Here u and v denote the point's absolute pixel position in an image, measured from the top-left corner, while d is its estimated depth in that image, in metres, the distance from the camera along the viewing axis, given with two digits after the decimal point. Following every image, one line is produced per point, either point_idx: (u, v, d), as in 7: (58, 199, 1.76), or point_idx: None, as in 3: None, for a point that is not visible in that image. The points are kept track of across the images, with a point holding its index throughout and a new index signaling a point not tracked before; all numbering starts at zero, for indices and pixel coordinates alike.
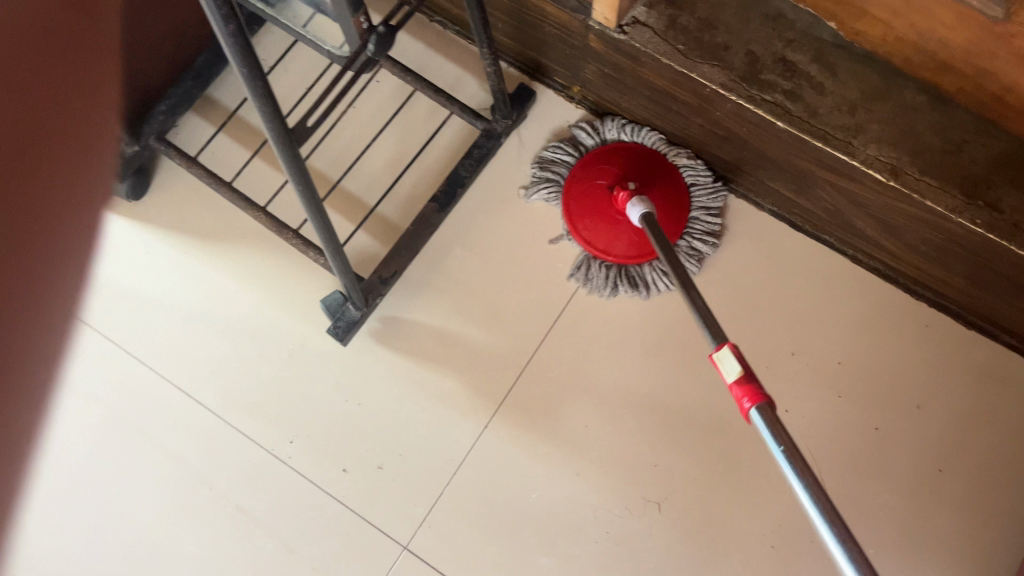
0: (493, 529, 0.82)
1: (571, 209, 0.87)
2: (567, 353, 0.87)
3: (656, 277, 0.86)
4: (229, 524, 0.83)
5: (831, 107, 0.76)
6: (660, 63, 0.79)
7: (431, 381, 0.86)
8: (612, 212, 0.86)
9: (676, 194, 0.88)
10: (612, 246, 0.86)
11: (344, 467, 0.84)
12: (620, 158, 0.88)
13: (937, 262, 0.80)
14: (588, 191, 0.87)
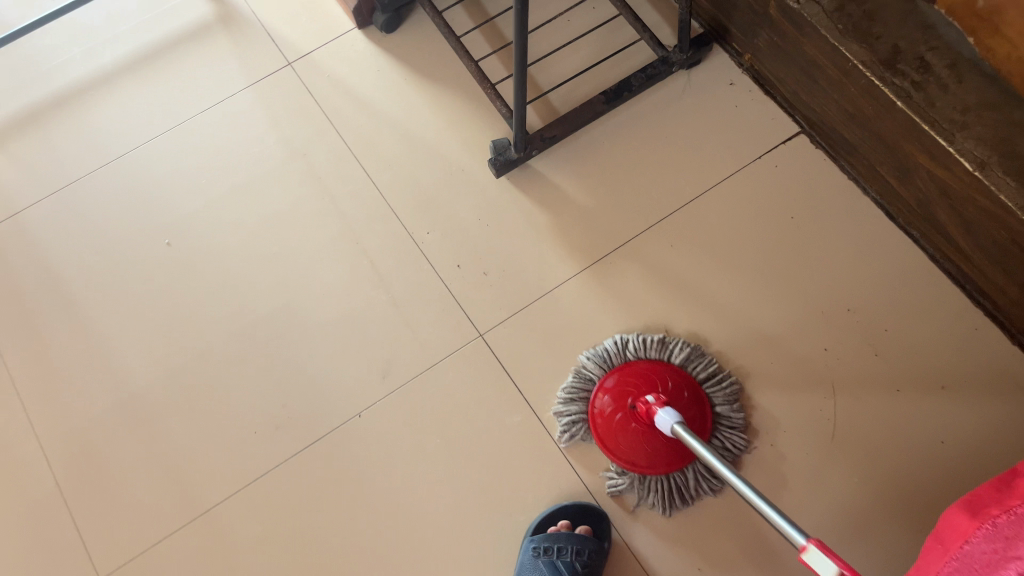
0: (551, 348, 0.99)
1: (603, 445, 0.92)
2: (661, 245, 1.03)
3: (695, 484, 0.90)
4: (361, 271, 1.05)
5: (948, 103, 0.89)
6: (820, 35, 0.96)
7: (547, 228, 1.05)
8: (645, 430, 0.90)
9: (691, 392, 0.94)
10: (634, 459, 0.90)
11: (459, 263, 1.04)
12: (635, 376, 0.94)
13: (1000, 267, 0.90)
14: (619, 418, 0.92)
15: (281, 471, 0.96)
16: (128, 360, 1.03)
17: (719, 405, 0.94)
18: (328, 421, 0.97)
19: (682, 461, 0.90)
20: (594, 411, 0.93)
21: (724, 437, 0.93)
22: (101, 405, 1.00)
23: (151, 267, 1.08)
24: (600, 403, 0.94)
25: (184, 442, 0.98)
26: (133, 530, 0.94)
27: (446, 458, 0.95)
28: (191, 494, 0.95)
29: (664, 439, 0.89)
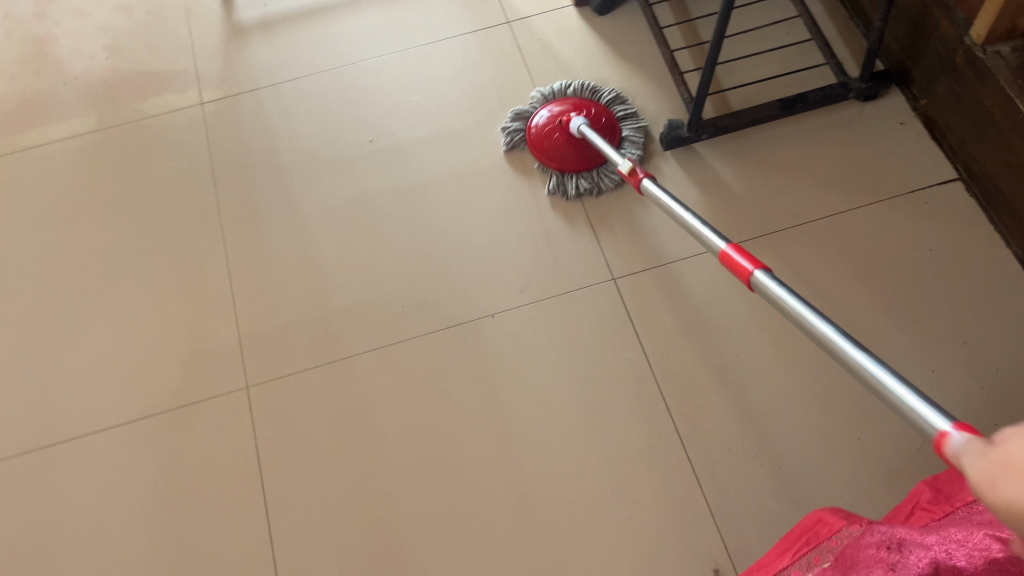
0: (674, 306, 1.09)
1: (545, 154, 1.20)
2: (798, 244, 1.12)
3: (597, 178, 1.18)
4: (524, 203, 1.19)
5: None
6: (998, 86, 1.02)
7: (696, 206, 1.16)
8: (591, 155, 1.18)
9: (608, 121, 1.20)
10: (556, 158, 1.19)
11: (611, 216, 1.16)
12: (580, 107, 1.21)
13: None
14: (548, 130, 1.20)
15: (414, 343, 1.09)
16: (314, 225, 1.20)
17: (627, 131, 1.20)
18: (464, 314, 1.11)
19: (593, 161, 1.18)
20: (531, 129, 1.22)
21: (630, 149, 1.19)
22: (283, 252, 1.18)
23: (350, 156, 1.25)
24: (552, 137, 1.20)
25: (341, 300, 1.13)
26: (283, 356, 1.09)
27: (557, 369, 1.06)
28: (337, 342, 1.10)
29: (580, 147, 1.18)
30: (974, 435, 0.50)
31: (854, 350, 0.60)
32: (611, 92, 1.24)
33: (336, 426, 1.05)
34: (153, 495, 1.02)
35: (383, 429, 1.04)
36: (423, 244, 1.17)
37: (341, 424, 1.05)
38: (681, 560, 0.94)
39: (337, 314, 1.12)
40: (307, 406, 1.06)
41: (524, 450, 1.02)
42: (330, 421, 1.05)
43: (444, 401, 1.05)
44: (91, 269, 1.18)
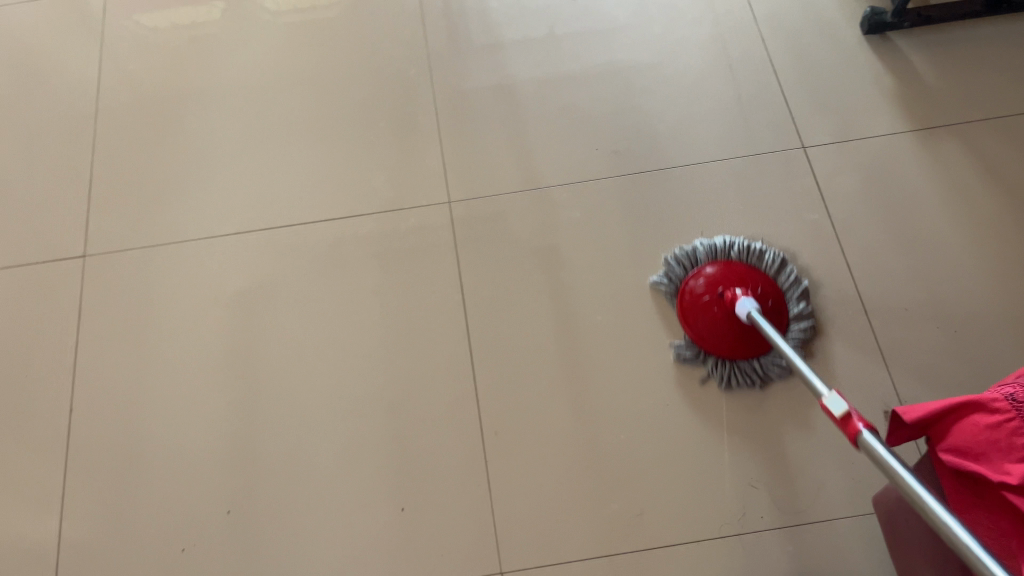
0: (860, 176, 1.14)
1: (687, 316, 1.04)
2: (987, 135, 1.15)
3: (766, 362, 1.01)
4: (719, 69, 1.24)
5: None
6: None
7: (887, 90, 1.20)
8: (710, 308, 1.03)
9: (770, 295, 1.05)
10: (715, 342, 1.02)
11: (803, 91, 1.21)
12: (731, 272, 1.05)
13: None
14: (705, 300, 1.03)
15: (610, 181, 1.16)
16: (516, 70, 1.26)
17: (795, 307, 1.04)
18: (658, 162, 1.17)
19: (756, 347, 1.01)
20: (684, 289, 1.05)
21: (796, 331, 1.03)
22: (486, 90, 1.24)
23: (551, 12, 1.31)
24: (700, 282, 1.05)
25: (541, 138, 1.20)
26: (485, 179, 1.17)
27: (746, 220, 1.12)
28: (536, 174, 1.17)
29: (739, 327, 1.01)
30: (874, 431, 0.64)
31: (802, 365, 0.80)
32: (756, 247, 1.07)
33: (535, 245, 1.12)
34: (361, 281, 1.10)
35: (580, 251, 1.11)
36: (619, 95, 1.23)
37: (539, 244, 1.12)
38: (858, 396, 1.00)
39: (537, 150, 1.19)
40: (507, 224, 1.13)
41: None
42: (529, 240, 1.12)
43: (638, 235, 1.12)
44: (303, 82, 1.26)
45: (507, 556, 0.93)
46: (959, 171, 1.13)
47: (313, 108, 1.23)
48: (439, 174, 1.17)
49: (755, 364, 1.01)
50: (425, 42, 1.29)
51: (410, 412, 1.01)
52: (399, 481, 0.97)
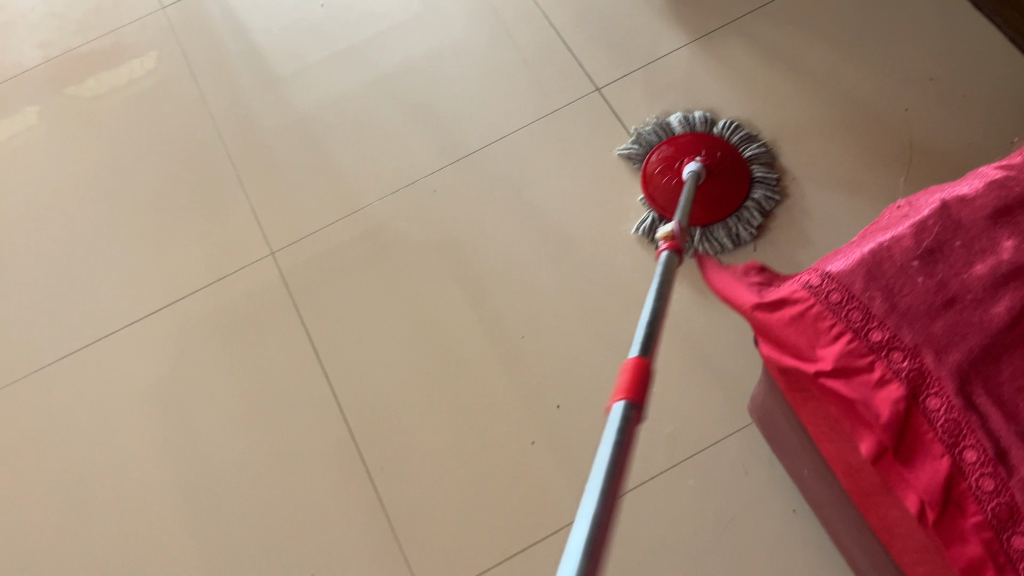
0: (659, 100, 1.15)
1: (663, 156, 1.06)
2: (764, 29, 1.17)
3: (722, 233, 1.04)
4: (497, 39, 1.24)
5: None
6: None
7: (663, 12, 1.21)
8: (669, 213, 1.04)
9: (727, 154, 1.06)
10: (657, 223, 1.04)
11: (576, 28, 1.22)
12: (689, 144, 1.06)
13: None
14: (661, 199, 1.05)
15: (421, 186, 1.15)
16: (307, 102, 1.25)
17: (435, 179, 1.15)
18: (464, 150, 1.16)
19: (732, 208, 1.04)
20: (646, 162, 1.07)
21: (722, 234, 1.04)
22: (284, 131, 1.23)
23: (323, 35, 1.30)
24: (663, 182, 1.05)
25: (350, 161, 1.19)
26: (306, 218, 1.16)
27: (560, 178, 1.12)
28: (354, 197, 1.16)
29: (699, 194, 1.04)
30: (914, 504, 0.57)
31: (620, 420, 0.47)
32: (733, 129, 1.09)
33: (376, 268, 1.11)
34: (223, 360, 1.10)
35: (419, 261, 1.11)
36: (412, 93, 1.22)
37: (380, 268, 1.11)
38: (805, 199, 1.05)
39: (348, 174, 1.18)
40: (342, 256, 1.13)
41: (549, 251, 1.08)
42: (369, 266, 1.12)
43: (469, 227, 1.12)
44: (104, 182, 1.25)
45: None
46: (747, 65, 1.15)
47: (126, 203, 1.22)
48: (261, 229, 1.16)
49: (611, 381, 1.00)
50: (214, 101, 1.28)
51: (292, 480, 1.02)
52: (303, 543, 0.99)
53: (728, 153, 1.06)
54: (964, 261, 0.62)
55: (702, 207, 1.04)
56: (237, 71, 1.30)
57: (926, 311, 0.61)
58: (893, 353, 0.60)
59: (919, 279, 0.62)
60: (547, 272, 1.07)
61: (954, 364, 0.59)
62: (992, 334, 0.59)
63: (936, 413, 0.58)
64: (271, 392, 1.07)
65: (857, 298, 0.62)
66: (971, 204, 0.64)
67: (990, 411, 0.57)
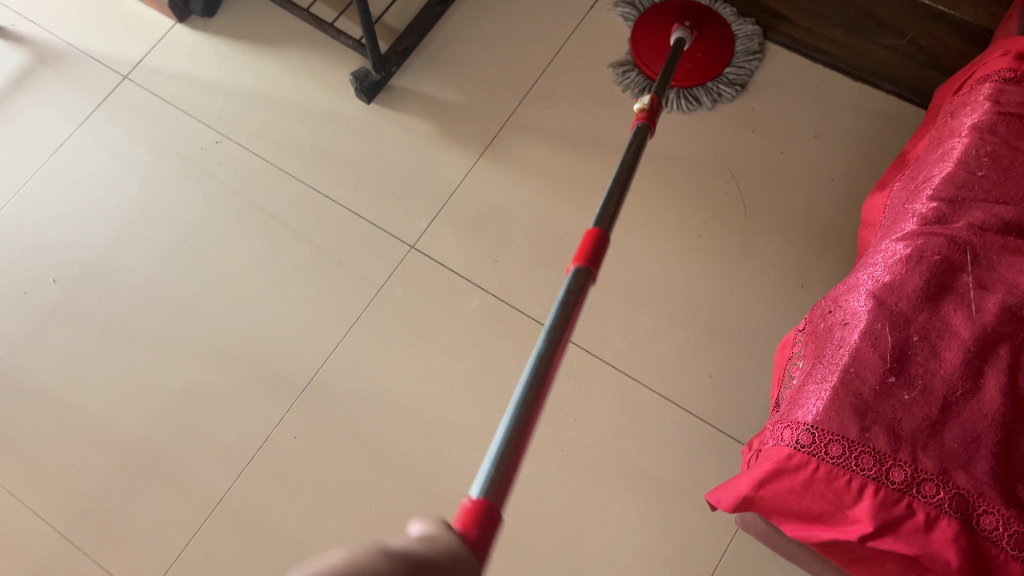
0: (479, 232, 1.06)
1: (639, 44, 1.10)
2: (540, 113, 1.11)
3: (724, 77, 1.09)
4: (278, 235, 1.09)
5: None
6: None
7: (433, 136, 1.11)
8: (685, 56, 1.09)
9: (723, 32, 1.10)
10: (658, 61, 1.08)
11: (355, 187, 1.10)
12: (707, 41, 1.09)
13: (838, 27, 1.03)
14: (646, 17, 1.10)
15: (278, 438, 0.98)
16: (90, 394, 1.03)
17: (290, 423, 0.99)
18: (305, 374, 1.01)
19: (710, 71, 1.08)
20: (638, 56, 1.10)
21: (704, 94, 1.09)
22: (80, 446, 1.00)
23: (71, 310, 1.08)
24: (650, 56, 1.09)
25: (177, 443, 0.99)
26: (160, 540, 0.95)
27: (424, 361, 1.00)
28: (205, 487, 0.97)
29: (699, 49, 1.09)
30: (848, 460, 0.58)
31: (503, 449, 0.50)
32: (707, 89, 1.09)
33: (269, 557, 0.93)
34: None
35: (315, 524, 0.94)
36: (213, 333, 1.05)
37: (275, 554, 0.93)
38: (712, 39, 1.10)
39: (184, 461, 0.98)
40: (224, 561, 0.93)
41: (450, 445, 0.96)
42: (259, 559, 0.93)
43: (351, 458, 0.97)
44: None
45: None
46: (546, 159, 1.09)
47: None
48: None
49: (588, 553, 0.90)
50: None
51: None
52: None
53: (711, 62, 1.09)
54: (931, 360, 0.58)
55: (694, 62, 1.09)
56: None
57: (930, 427, 0.56)
58: (924, 489, 0.55)
59: (901, 400, 0.58)
60: (459, 470, 0.95)
61: (986, 476, 0.54)
62: (1001, 424, 0.55)
63: (998, 533, 0.53)
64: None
65: (859, 443, 0.57)
66: (904, 290, 0.61)
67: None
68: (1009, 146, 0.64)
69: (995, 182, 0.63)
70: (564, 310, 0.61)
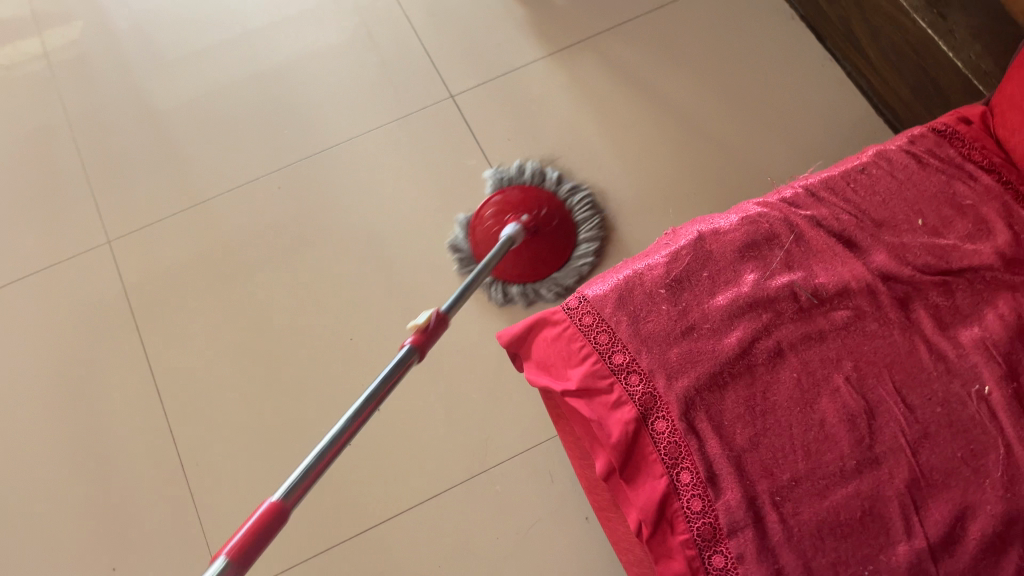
0: (509, 111, 1.16)
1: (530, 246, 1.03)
2: (618, 43, 1.19)
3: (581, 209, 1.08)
4: (359, 39, 1.24)
5: None
6: None
7: (522, 22, 1.23)
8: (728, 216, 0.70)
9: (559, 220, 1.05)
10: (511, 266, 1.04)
11: (438, 32, 1.23)
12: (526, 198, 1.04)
13: (908, 84, 1.05)
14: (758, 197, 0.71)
15: (267, 184, 1.16)
16: (189, 171, 1.18)
17: (281, 180, 1.16)
18: (314, 148, 1.17)
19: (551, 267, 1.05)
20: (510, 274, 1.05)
21: (547, 290, 1.04)
22: (134, 122, 1.22)
23: (182, 23, 1.29)
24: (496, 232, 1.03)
25: (231, 228, 1.14)
26: (178, 308, 1.10)
27: (406, 185, 1.13)
28: (235, 270, 1.11)
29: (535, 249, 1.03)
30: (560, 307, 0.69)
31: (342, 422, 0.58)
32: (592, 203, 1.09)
33: (241, 355, 1.07)
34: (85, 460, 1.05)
35: (273, 298, 1.09)
36: (293, 146, 1.18)
37: (251, 362, 1.07)
38: (548, 238, 1.04)
39: (228, 243, 1.13)
40: (180, 251, 1.13)
41: (383, 257, 1.10)
42: (235, 353, 1.07)
43: (309, 226, 1.13)
44: None
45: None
46: (600, 84, 1.17)
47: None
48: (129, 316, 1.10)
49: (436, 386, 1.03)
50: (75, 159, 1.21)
51: (118, 466, 1.04)
52: (116, 540, 1.00)
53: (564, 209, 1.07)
54: (712, 291, 0.65)
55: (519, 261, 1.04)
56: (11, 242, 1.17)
57: (665, 335, 0.63)
58: (631, 377, 0.63)
59: (668, 304, 0.65)
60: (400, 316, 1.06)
61: (681, 390, 0.61)
62: (718, 362, 0.62)
63: (661, 435, 0.61)
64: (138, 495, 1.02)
65: (606, 323, 0.65)
66: (724, 238, 0.67)
67: (709, 435, 0.60)
68: (893, 175, 0.68)
69: (857, 196, 0.68)
70: (370, 404, 0.60)
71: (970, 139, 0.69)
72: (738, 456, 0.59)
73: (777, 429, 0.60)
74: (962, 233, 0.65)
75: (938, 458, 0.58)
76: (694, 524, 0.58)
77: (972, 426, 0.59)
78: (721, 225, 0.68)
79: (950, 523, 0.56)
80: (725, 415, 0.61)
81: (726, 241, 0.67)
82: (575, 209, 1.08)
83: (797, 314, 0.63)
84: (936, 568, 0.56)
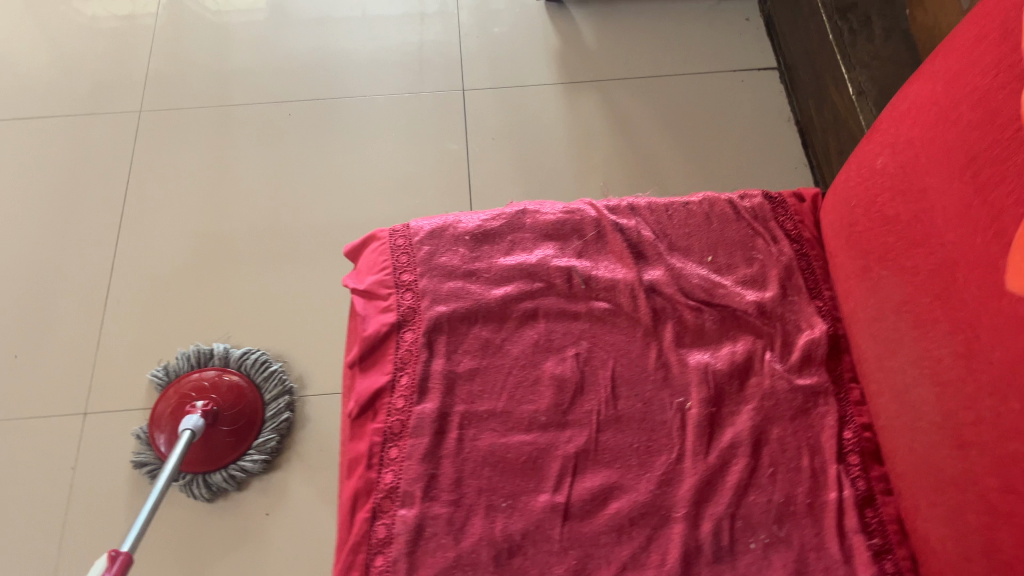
0: (505, 117, 1.28)
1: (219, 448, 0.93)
2: (623, 94, 1.30)
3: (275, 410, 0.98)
4: (410, 23, 1.40)
5: (870, 61, 1.06)
6: None
7: (549, 52, 1.36)
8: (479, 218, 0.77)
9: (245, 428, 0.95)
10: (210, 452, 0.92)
11: (476, 38, 1.38)
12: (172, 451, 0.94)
13: None
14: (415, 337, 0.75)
15: (281, 107, 1.30)
16: (222, 152, 1.25)
17: (295, 108, 1.30)
18: (334, 92, 1.32)
19: (236, 452, 0.94)
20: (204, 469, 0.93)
21: (245, 465, 0.93)
22: (202, 28, 1.40)
23: None
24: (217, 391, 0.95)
25: (231, 201, 1.20)
26: (162, 175, 1.23)
27: (392, 145, 1.26)
28: (221, 235, 1.17)
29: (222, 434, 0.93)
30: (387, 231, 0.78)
31: None
32: (272, 365, 1.00)
33: (193, 255, 1.15)
34: (14, 338, 1.09)
35: (242, 194, 1.21)
36: (318, 121, 1.29)
37: (198, 314, 1.10)
38: (241, 415, 0.95)
39: (224, 211, 1.19)
40: (188, 134, 1.27)
41: (347, 194, 1.21)
42: (191, 274, 1.14)
43: (300, 149, 1.25)
44: (46, 13, 1.43)
45: (94, 402, 1.04)
46: (594, 122, 1.28)
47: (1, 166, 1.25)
48: (107, 236, 1.17)
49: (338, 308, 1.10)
50: (129, 99, 1.32)
51: (60, 278, 1.14)
52: (23, 336, 1.09)
53: (248, 397, 0.96)
54: (506, 253, 0.74)
55: (195, 453, 0.92)
56: (38, 141, 1.27)
57: (448, 269, 0.72)
58: (405, 293, 0.71)
59: (466, 252, 0.74)
60: None
61: (435, 312, 0.70)
62: (477, 303, 0.70)
63: (403, 343, 0.69)
64: (47, 379, 1.06)
65: (411, 247, 0.74)
66: (540, 219, 0.76)
67: (439, 354, 0.68)
68: (709, 217, 0.75)
69: (669, 220, 0.75)
70: None
71: (792, 211, 0.75)
72: (451, 378, 0.67)
73: (495, 371, 0.67)
74: (740, 277, 0.71)
75: (615, 440, 0.64)
76: (390, 417, 0.66)
77: (658, 429, 0.64)
78: (542, 210, 0.76)
79: (596, 491, 0.62)
80: (461, 345, 0.69)
81: (538, 224, 0.75)
82: (251, 374, 0.99)
83: (565, 293, 0.71)
84: (562, 524, 0.61)
